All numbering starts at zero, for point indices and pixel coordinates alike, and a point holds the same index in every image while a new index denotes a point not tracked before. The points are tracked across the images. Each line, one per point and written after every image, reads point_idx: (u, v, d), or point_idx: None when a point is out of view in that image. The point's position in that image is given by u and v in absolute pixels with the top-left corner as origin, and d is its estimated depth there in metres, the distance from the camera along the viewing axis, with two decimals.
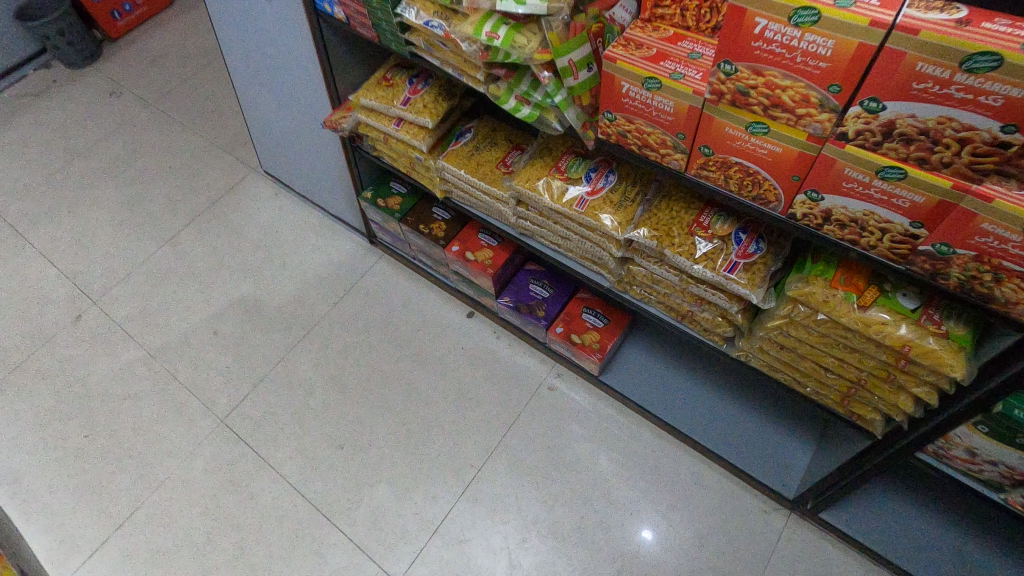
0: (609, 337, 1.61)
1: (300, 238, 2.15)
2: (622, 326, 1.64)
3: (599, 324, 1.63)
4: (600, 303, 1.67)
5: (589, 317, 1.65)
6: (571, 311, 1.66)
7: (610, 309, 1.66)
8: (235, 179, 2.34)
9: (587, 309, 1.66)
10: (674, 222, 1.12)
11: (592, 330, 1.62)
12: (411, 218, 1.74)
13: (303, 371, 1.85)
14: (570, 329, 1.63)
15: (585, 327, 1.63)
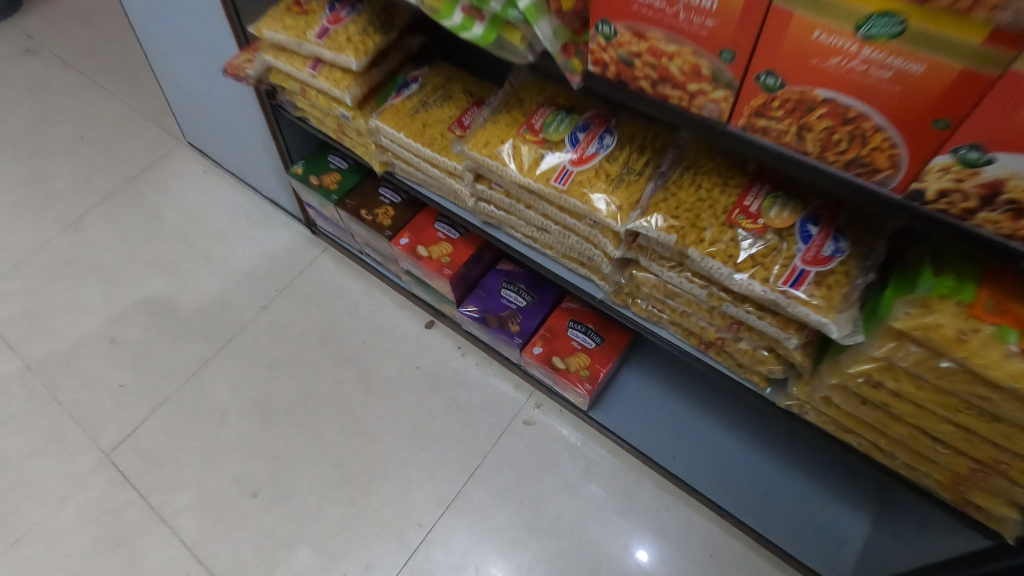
0: (602, 362, 1.23)
1: (229, 224, 1.75)
2: (620, 347, 1.25)
3: (589, 345, 1.25)
4: (592, 316, 1.28)
5: (577, 334, 1.26)
6: (553, 326, 1.27)
7: (604, 325, 1.28)
8: (158, 152, 1.93)
9: (575, 324, 1.27)
10: (703, 205, 0.72)
11: (580, 352, 1.24)
12: (350, 201, 1.35)
13: (216, 393, 1.46)
14: (552, 350, 1.24)
15: (571, 347, 1.25)
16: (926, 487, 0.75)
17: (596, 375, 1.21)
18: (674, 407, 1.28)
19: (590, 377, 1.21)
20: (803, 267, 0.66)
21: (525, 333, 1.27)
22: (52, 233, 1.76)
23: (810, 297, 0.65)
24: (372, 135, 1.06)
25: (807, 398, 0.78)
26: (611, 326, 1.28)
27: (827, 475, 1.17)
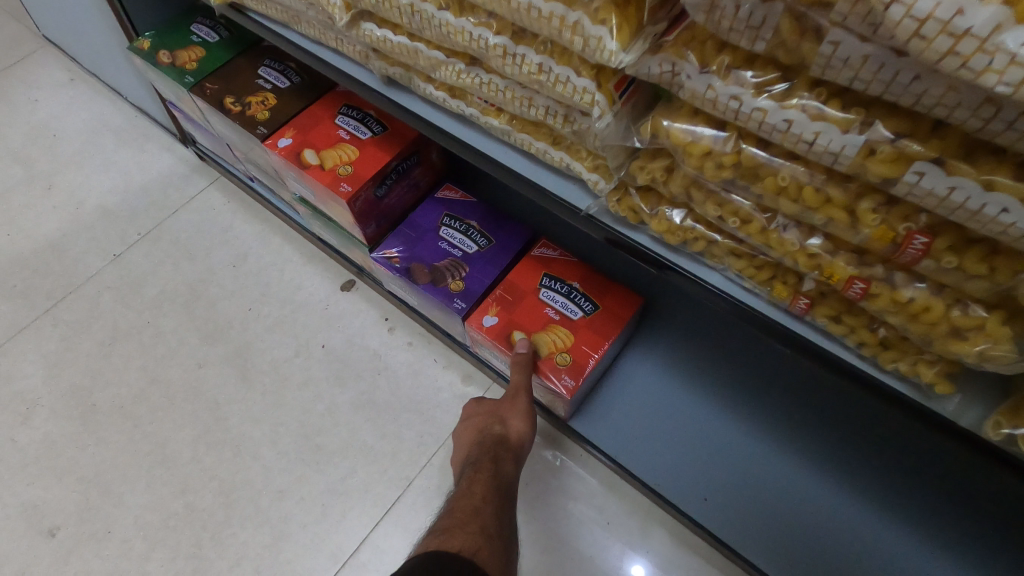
0: (593, 345, 0.75)
1: (89, 146, 1.27)
2: (623, 321, 0.77)
3: (573, 315, 0.77)
4: (578, 270, 0.81)
5: (554, 298, 0.78)
6: (514, 283, 0.79)
7: (599, 285, 0.79)
8: (11, 54, 1.44)
9: (550, 280, 0.79)
10: None
11: (559, 329, 0.76)
12: (211, 86, 0.87)
13: (23, 378, 0.99)
14: (511, 322, 0.77)
15: (542, 320, 0.77)
16: None
17: (582, 366, 0.74)
18: (710, 419, 0.79)
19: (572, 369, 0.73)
20: None
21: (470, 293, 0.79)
22: None
23: None
24: None
25: None
26: (610, 287, 0.80)
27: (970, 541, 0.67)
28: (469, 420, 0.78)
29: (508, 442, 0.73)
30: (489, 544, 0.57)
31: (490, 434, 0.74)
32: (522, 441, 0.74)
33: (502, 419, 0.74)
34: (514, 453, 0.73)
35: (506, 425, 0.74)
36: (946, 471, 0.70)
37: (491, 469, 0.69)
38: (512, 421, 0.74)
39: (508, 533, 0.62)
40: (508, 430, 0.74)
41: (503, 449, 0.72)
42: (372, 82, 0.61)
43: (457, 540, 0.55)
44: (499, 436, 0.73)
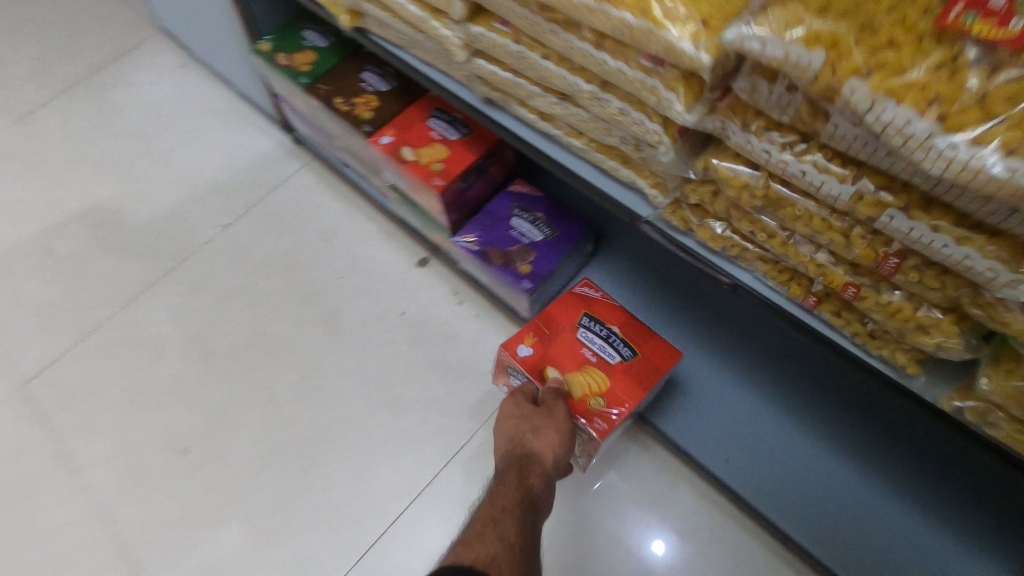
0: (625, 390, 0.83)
1: (199, 127, 1.46)
2: (658, 366, 0.85)
3: (611, 359, 0.85)
4: (619, 317, 0.89)
5: (592, 339, 0.87)
6: (556, 321, 0.89)
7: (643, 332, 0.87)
8: (128, 41, 1.63)
9: (589, 322, 0.88)
10: (881, 8, 0.37)
11: (597, 372, 0.84)
12: (323, 87, 1.02)
13: (153, 326, 1.19)
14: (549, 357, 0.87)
15: (577, 360, 0.86)
16: None
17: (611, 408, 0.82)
18: (731, 395, 0.92)
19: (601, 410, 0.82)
20: None
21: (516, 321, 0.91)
22: (0, 126, 1.52)
23: None
24: None
25: (1008, 403, 0.43)
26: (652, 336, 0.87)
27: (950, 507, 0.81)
28: (507, 421, 0.86)
29: (538, 456, 0.80)
30: (506, 552, 0.68)
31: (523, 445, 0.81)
32: (554, 452, 0.80)
33: (535, 430, 0.82)
34: (545, 464, 0.80)
35: (539, 437, 0.81)
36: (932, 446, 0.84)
37: (516, 480, 0.78)
38: (545, 433, 0.81)
39: (528, 543, 0.71)
40: (539, 443, 0.81)
41: (530, 460, 0.80)
42: (471, 104, 0.74)
43: (474, 550, 0.67)
44: (531, 447, 0.81)
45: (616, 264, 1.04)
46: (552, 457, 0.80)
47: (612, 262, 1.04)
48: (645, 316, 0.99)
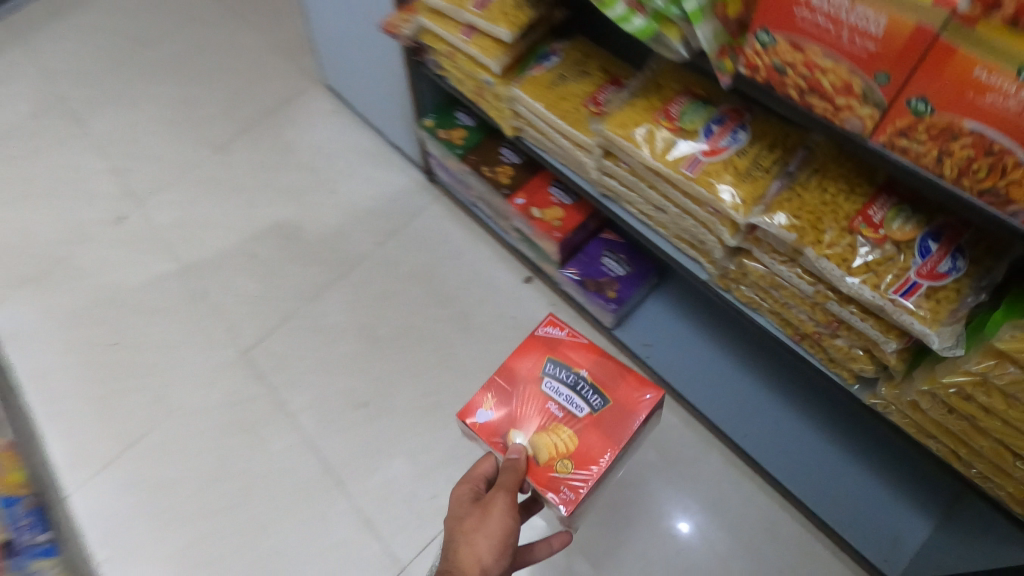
0: (592, 449, 0.95)
1: (353, 163, 1.92)
2: (624, 414, 0.98)
3: (579, 410, 0.98)
4: (583, 362, 1.02)
5: (560, 391, 1.00)
6: (518, 383, 1.01)
7: (609, 383, 1.00)
8: (293, 88, 2.11)
9: (558, 371, 1.02)
10: (827, 208, 0.78)
11: (560, 431, 0.97)
12: (473, 157, 1.46)
13: (333, 315, 1.67)
14: (510, 419, 0.99)
15: (541, 422, 0.98)
16: (998, 498, 0.80)
17: (576, 467, 0.94)
18: (752, 391, 1.33)
19: (567, 471, 0.94)
20: (916, 279, 0.71)
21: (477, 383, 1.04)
22: (204, 155, 2.02)
23: (917, 308, 0.70)
24: (510, 102, 1.15)
25: (893, 400, 0.83)
26: (619, 384, 1.00)
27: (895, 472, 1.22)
28: (451, 520, 0.90)
29: (466, 565, 0.82)
30: None
31: (454, 553, 0.84)
32: (480, 561, 0.82)
33: (468, 538, 0.84)
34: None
35: (470, 546, 0.84)
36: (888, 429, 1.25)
37: None
38: (475, 542, 0.84)
39: None
40: (467, 550, 0.83)
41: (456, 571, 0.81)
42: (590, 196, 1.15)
43: None
44: (460, 558, 0.83)
45: (674, 292, 1.46)
46: (480, 563, 0.82)
47: (671, 291, 1.46)
48: (695, 331, 1.41)
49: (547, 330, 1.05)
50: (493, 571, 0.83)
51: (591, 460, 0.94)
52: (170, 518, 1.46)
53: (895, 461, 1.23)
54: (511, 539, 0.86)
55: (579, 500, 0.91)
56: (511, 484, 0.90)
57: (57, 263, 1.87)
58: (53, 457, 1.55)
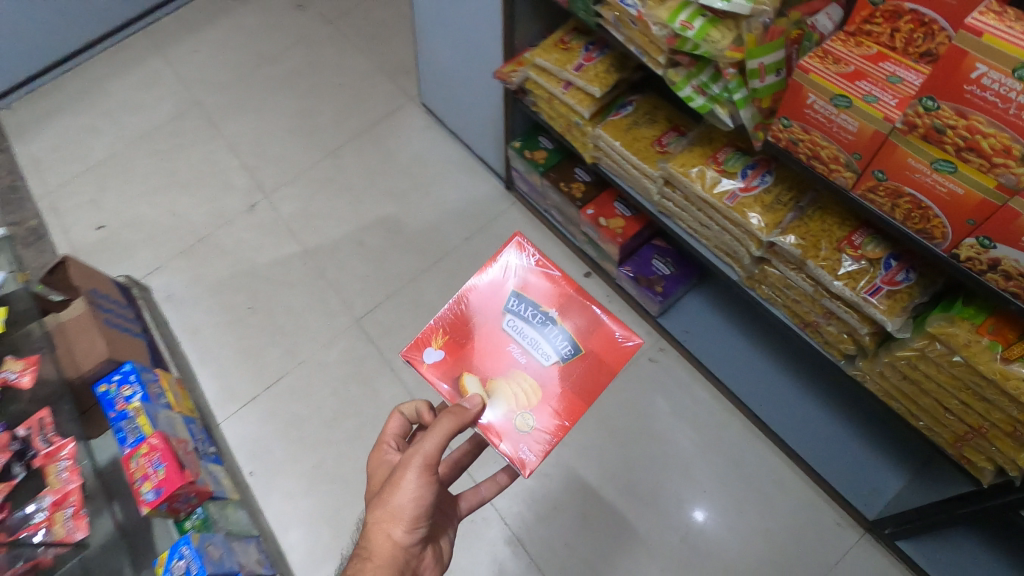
0: (553, 398, 1.09)
1: (443, 171, 2.31)
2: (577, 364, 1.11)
3: (541, 357, 1.11)
4: (544, 304, 1.13)
5: (523, 337, 1.13)
6: (484, 322, 1.14)
7: (577, 331, 1.12)
8: (392, 106, 2.52)
9: (520, 316, 1.13)
10: (824, 234, 1.13)
11: (520, 374, 1.11)
12: (553, 175, 1.83)
13: (428, 295, 2.06)
14: (469, 360, 1.12)
15: (502, 365, 1.12)
16: (938, 443, 1.14)
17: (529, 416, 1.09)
18: (769, 372, 1.70)
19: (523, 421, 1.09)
20: (880, 285, 1.06)
21: (439, 321, 1.15)
22: (318, 157, 2.43)
23: (879, 303, 1.05)
24: (593, 138, 1.51)
25: (867, 371, 1.18)
26: (588, 334, 1.12)
27: (878, 439, 1.57)
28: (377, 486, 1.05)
29: (384, 541, 0.99)
30: None
31: (375, 530, 0.99)
32: (393, 541, 0.99)
33: (383, 522, 0.99)
34: (388, 554, 0.98)
35: (384, 528, 0.99)
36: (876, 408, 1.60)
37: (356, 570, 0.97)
38: (385, 525, 0.99)
39: None
40: (382, 532, 0.99)
41: (375, 549, 0.98)
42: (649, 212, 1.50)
43: None
44: (379, 536, 0.99)
45: (709, 292, 1.83)
46: (391, 542, 0.98)
47: (706, 291, 1.84)
48: (725, 324, 1.78)
49: (518, 267, 1.16)
50: (404, 541, 0.99)
51: (543, 410, 1.09)
52: (300, 444, 1.86)
53: (877, 431, 1.58)
54: (423, 503, 1.00)
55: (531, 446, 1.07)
56: (425, 454, 1.00)
57: (201, 241, 2.29)
58: (207, 392, 1.97)
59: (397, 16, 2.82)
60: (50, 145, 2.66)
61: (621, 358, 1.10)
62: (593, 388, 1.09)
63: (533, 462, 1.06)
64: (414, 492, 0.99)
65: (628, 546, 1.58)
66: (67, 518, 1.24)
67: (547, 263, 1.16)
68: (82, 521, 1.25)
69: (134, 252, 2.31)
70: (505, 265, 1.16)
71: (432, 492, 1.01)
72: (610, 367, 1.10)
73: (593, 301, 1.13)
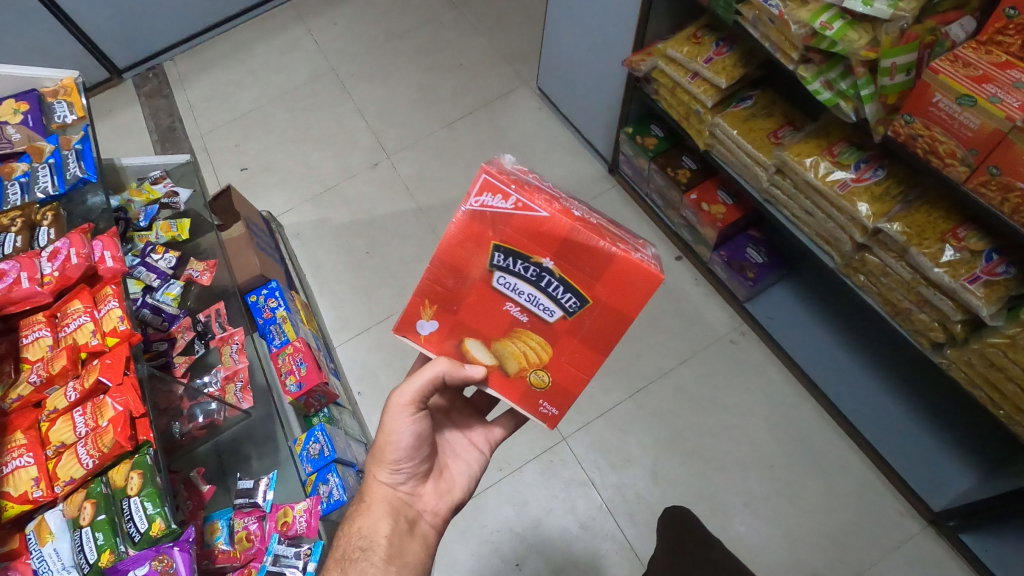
0: (564, 354, 0.99)
1: (550, 150, 2.49)
2: (586, 319, 0.95)
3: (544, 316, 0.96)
4: (538, 256, 0.91)
5: (519, 295, 0.96)
6: (468, 279, 0.97)
7: (581, 283, 0.92)
8: (508, 87, 2.73)
9: (508, 272, 0.94)
10: (929, 225, 1.24)
11: (521, 331, 0.99)
12: (660, 160, 1.98)
13: None
14: (466, 326, 1.01)
15: (503, 326, 0.99)
16: (1017, 433, 1.21)
17: (547, 374, 1.01)
18: (847, 365, 1.80)
19: (540, 378, 1.01)
20: (979, 274, 1.16)
21: (421, 289, 0.99)
22: (436, 127, 2.68)
23: (975, 290, 1.15)
24: (711, 126, 1.66)
25: (955, 359, 1.27)
26: (595, 282, 0.92)
27: (950, 438, 1.64)
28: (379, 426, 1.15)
29: (378, 480, 1.10)
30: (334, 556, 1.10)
31: (372, 469, 1.11)
32: (384, 481, 1.09)
33: (376, 464, 1.10)
34: (381, 492, 1.09)
35: (376, 470, 1.10)
36: (953, 408, 1.67)
37: (357, 503, 1.11)
38: (377, 468, 1.09)
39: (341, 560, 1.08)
40: (376, 473, 1.10)
41: (371, 488, 1.10)
42: (754, 199, 1.63)
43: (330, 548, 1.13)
44: (374, 475, 1.10)
45: (796, 284, 1.95)
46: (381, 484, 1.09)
47: (794, 283, 1.95)
48: (809, 316, 1.89)
49: (495, 217, 0.91)
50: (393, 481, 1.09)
51: (559, 368, 1.00)
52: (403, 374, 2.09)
53: (951, 430, 1.65)
54: (406, 444, 1.06)
55: (555, 400, 1.03)
56: (399, 398, 1.04)
57: (329, 189, 2.58)
58: (326, 320, 2.24)
59: (518, 6, 3.04)
60: (203, 95, 3.02)
61: (637, 302, 0.91)
62: (609, 338, 0.96)
63: (556, 410, 1.04)
64: (394, 435, 1.06)
65: (694, 501, 1.71)
66: (237, 390, 1.54)
67: (532, 199, 0.89)
68: (248, 393, 1.54)
69: (271, 194, 2.62)
70: (477, 214, 0.91)
71: (417, 432, 1.06)
72: (625, 316, 0.93)
73: (599, 240, 0.89)
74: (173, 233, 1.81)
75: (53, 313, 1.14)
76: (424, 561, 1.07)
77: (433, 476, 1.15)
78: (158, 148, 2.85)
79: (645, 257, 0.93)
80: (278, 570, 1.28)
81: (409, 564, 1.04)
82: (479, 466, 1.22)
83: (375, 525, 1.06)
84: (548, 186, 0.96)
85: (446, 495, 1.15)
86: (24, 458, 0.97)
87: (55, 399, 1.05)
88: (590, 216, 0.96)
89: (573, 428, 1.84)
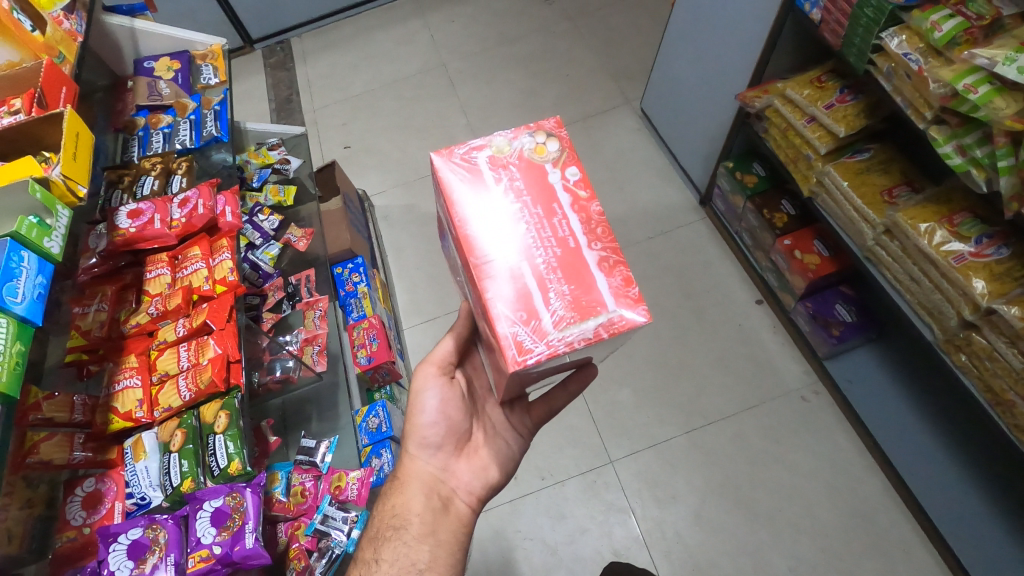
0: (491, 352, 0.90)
1: (643, 171, 2.45)
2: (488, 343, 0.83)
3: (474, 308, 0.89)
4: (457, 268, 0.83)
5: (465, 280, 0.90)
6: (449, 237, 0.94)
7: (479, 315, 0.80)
8: (610, 104, 2.74)
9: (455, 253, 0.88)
10: None
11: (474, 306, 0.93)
12: (757, 201, 1.93)
13: None
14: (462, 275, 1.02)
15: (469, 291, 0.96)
16: None
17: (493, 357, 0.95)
18: (924, 445, 1.70)
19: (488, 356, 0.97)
20: None
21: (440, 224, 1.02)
22: None
23: None
24: (819, 173, 1.59)
25: None
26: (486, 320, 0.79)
27: None
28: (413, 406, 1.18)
29: (410, 458, 1.11)
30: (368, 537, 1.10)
31: (404, 450, 1.12)
32: (417, 457, 1.10)
33: (408, 444, 1.12)
34: (414, 472, 1.09)
35: (409, 450, 1.11)
36: None
37: (391, 486, 1.11)
38: (409, 447, 1.11)
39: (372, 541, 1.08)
40: (409, 453, 1.11)
41: (405, 467, 1.11)
42: (854, 255, 1.55)
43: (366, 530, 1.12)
44: (406, 455, 1.11)
45: (883, 352, 1.86)
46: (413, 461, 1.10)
47: (881, 349, 1.86)
48: (892, 387, 1.80)
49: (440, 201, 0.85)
50: (425, 455, 1.10)
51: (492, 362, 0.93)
52: None
53: None
54: (436, 409, 1.09)
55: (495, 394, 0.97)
56: (425, 359, 1.10)
57: (422, 178, 2.68)
58: (399, 302, 2.33)
59: (633, 26, 3.04)
60: (320, 72, 3.21)
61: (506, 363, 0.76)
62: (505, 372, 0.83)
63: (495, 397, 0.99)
64: (421, 399, 1.09)
65: (736, 553, 1.65)
66: (314, 352, 1.65)
67: (461, 210, 0.79)
68: (323, 357, 1.65)
69: (367, 175, 2.74)
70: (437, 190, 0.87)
71: (445, 396, 1.09)
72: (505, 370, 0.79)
73: (482, 285, 0.75)
74: (280, 197, 1.93)
75: (175, 254, 1.25)
76: (460, 540, 1.05)
77: (467, 456, 1.13)
78: (274, 116, 3.05)
79: (528, 336, 0.72)
80: (325, 529, 1.35)
81: (443, 542, 1.03)
82: (514, 448, 1.18)
83: (407, 503, 1.06)
84: (514, 197, 0.80)
85: (480, 474, 1.12)
86: (133, 378, 1.11)
87: (166, 332, 1.16)
88: (526, 252, 0.77)
89: (622, 453, 1.82)
